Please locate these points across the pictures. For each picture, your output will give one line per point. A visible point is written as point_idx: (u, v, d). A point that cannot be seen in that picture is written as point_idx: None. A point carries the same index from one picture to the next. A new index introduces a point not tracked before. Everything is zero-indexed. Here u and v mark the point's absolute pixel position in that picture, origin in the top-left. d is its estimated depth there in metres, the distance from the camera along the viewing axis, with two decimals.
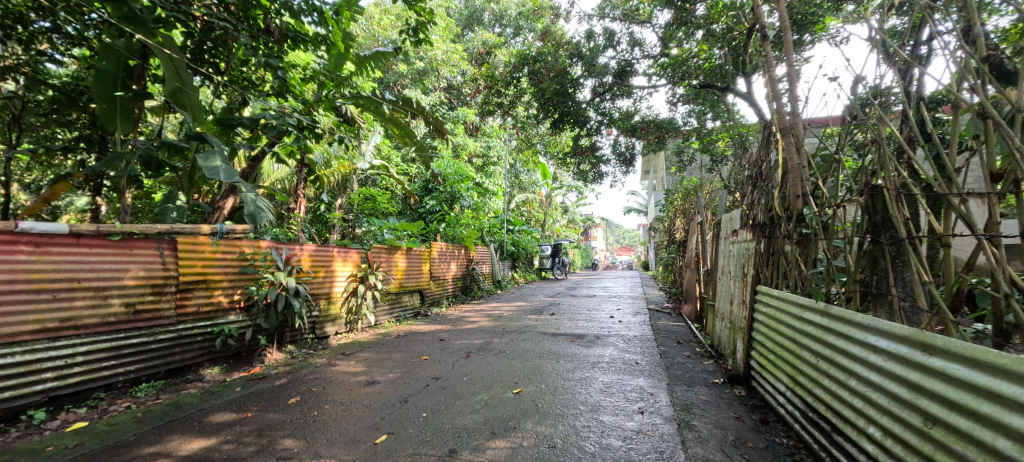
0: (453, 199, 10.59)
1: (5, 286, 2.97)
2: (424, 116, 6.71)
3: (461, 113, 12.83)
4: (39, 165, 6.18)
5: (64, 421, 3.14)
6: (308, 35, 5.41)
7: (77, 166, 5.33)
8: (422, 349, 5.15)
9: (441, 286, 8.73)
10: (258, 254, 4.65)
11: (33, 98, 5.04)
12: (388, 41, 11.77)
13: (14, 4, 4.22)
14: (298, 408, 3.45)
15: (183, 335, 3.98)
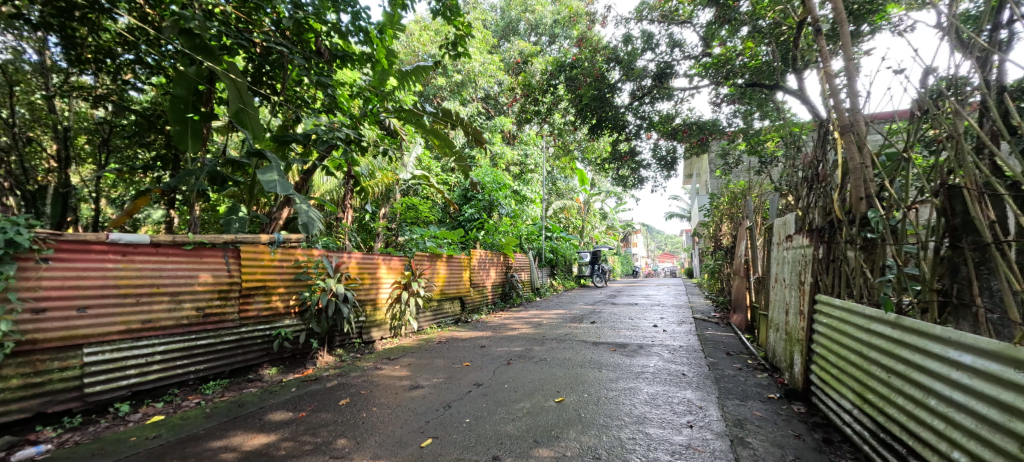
0: (492, 206, 10.65)
1: (97, 291, 3.19)
2: (464, 126, 6.79)
3: (499, 122, 12.96)
4: (122, 182, 6.81)
5: (144, 414, 3.34)
6: (355, 54, 5.66)
7: (154, 182, 5.80)
8: (464, 355, 5.15)
9: (481, 293, 8.76)
10: (311, 262, 4.79)
11: (120, 124, 5.78)
12: (427, 55, 12.07)
13: (105, 43, 4.93)
14: (348, 409, 3.51)
15: (245, 338, 4.16)
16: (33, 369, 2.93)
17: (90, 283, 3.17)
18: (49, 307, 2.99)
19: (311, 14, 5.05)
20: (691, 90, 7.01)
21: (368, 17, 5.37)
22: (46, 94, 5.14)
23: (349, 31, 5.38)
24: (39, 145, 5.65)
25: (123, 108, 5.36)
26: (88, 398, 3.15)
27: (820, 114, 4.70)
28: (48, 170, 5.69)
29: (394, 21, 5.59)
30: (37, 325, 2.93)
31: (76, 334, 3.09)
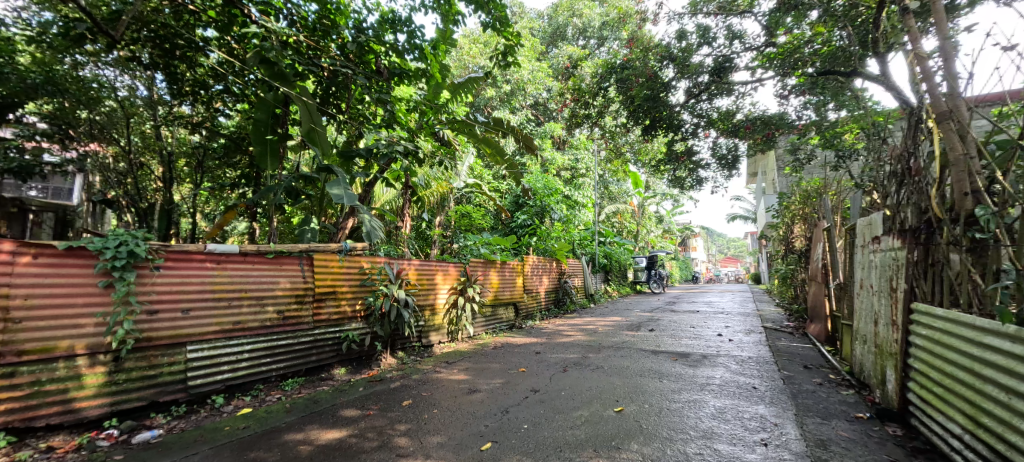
0: (544, 212, 10.60)
1: (197, 296, 3.48)
2: (515, 134, 6.84)
3: (548, 128, 12.91)
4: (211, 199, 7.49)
5: (236, 406, 3.59)
6: (411, 71, 5.86)
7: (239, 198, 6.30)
8: (519, 361, 5.09)
9: (534, 299, 8.71)
10: (374, 268, 4.94)
11: (212, 148, 6.58)
12: (477, 66, 12.27)
13: (199, 74, 5.69)
14: (411, 409, 3.56)
15: (318, 340, 4.37)
16: (148, 363, 3.23)
17: (192, 289, 3.46)
18: (159, 309, 3.28)
19: (372, 36, 5.41)
20: (753, 83, 6.64)
21: (422, 35, 5.66)
22: (154, 124, 6.20)
23: (405, 50, 5.65)
24: (148, 169, 6.99)
25: (214, 132, 6.21)
26: (191, 390, 3.43)
27: (908, 102, 4.27)
28: (157, 190, 6.84)
29: (446, 36, 5.76)
30: (151, 325, 3.23)
31: (180, 333, 3.37)
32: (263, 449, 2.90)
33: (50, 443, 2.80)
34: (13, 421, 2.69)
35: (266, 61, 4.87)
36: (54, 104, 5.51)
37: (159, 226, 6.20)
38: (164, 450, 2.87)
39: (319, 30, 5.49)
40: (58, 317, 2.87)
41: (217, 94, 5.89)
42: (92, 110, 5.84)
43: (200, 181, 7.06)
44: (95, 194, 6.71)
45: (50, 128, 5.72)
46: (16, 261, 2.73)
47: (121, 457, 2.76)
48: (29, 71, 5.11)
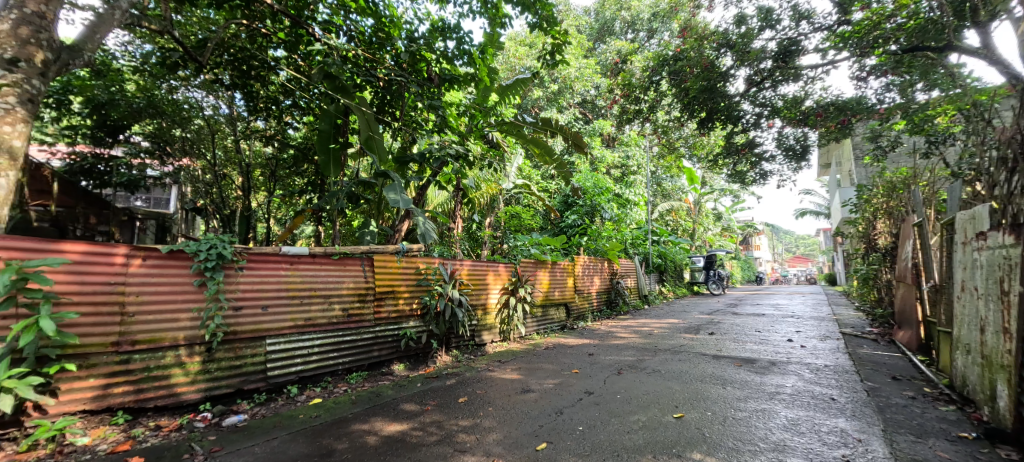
0: (594, 211, 10.39)
1: (273, 294, 3.70)
2: (564, 133, 6.74)
3: (597, 126, 12.69)
4: (281, 205, 7.99)
5: (308, 396, 3.76)
6: (461, 76, 5.97)
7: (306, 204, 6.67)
8: (571, 362, 4.99)
9: (586, 300, 8.54)
10: (429, 269, 5.03)
11: (282, 159, 7.17)
12: (524, 67, 12.23)
13: (272, 92, 6.24)
14: (467, 406, 3.57)
15: (380, 336, 4.50)
16: (234, 354, 3.46)
17: (269, 287, 3.68)
18: (242, 304, 3.52)
19: (423, 45, 5.59)
20: (824, 66, 6.16)
21: (471, 41, 5.78)
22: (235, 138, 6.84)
23: (455, 56, 5.82)
24: (231, 180, 7.79)
25: (286, 145, 6.83)
26: (270, 380, 3.64)
27: (1016, 76, 3.78)
28: (237, 198, 7.88)
29: (494, 40, 5.79)
30: (236, 319, 3.47)
31: (260, 328, 3.60)
32: (332, 438, 3.00)
33: (156, 423, 3.06)
34: (128, 401, 2.98)
35: (329, 76, 5.19)
36: (154, 124, 6.65)
37: (239, 230, 6.96)
38: (248, 434, 3.04)
39: (375, 43, 5.76)
40: (162, 311, 3.16)
41: (287, 108, 6.44)
42: (183, 128, 6.82)
43: (274, 189, 7.65)
44: (188, 205, 7.97)
45: (152, 146, 6.92)
46: (128, 263, 3.04)
47: (214, 438, 2.96)
48: (135, 97, 6.24)
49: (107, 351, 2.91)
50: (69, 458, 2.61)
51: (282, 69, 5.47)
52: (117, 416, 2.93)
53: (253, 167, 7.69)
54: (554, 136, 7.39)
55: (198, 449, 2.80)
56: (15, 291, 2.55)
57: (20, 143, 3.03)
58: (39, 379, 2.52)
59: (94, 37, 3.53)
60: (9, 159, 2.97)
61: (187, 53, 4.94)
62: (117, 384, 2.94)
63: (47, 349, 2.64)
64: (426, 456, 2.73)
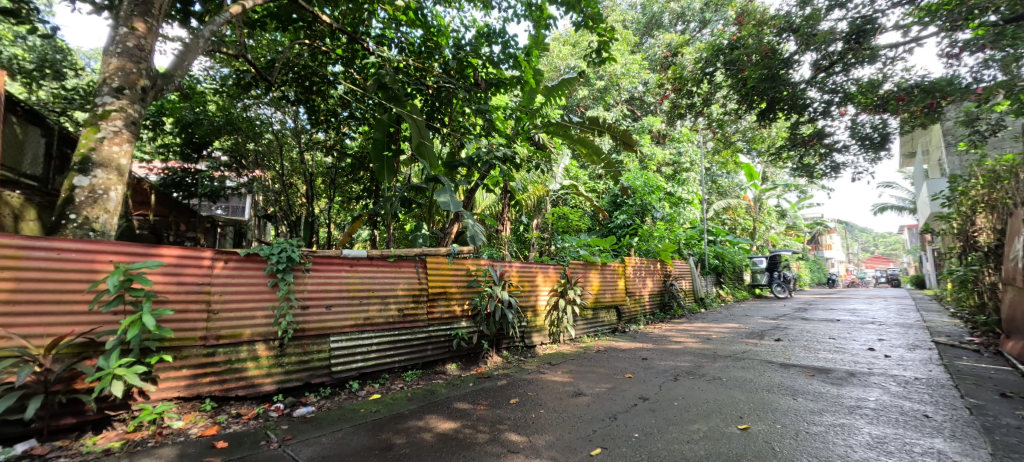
0: (645, 211, 10.18)
1: (336, 294, 3.93)
2: (612, 131, 6.68)
3: (646, 122, 12.42)
4: (340, 209, 8.40)
5: (368, 391, 3.96)
6: (508, 79, 6.11)
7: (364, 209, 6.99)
8: (625, 366, 4.94)
9: (638, 303, 8.37)
10: (479, 271, 5.15)
11: (341, 166, 7.56)
12: (570, 66, 12.17)
13: (331, 105, 6.65)
14: (519, 408, 3.62)
15: (433, 336, 4.66)
16: (302, 350, 3.72)
17: (332, 288, 3.92)
18: (309, 304, 3.77)
19: (470, 51, 5.79)
20: (907, 44, 5.71)
21: (516, 44, 5.93)
22: (300, 150, 7.32)
23: (501, 60, 5.99)
24: (297, 188, 8.46)
25: (343, 153, 7.23)
26: (334, 375, 3.87)
27: None
28: (303, 205, 8.48)
29: (539, 41, 5.85)
30: (304, 317, 3.73)
31: (325, 326, 3.84)
32: (392, 432, 3.16)
33: (237, 410, 3.35)
34: (215, 390, 3.28)
35: (383, 86, 5.50)
36: (230, 140, 7.31)
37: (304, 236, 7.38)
38: (315, 425, 3.26)
39: (424, 52, 6.11)
40: (241, 309, 3.45)
41: (344, 119, 6.81)
42: (256, 142, 7.39)
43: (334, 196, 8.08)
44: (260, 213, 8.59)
45: (230, 159, 7.68)
46: (214, 265, 3.36)
47: (286, 427, 3.20)
48: (215, 116, 6.92)
49: (197, 344, 3.22)
50: (167, 439, 2.92)
51: (340, 82, 5.78)
52: (206, 403, 3.23)
53: (315, 174, 8.18)
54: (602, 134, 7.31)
55: (273, 437, 3.03)
56: (122, 291, 2.83)
57: (124, 162, 3.39)
58: (143, 368, 2.80)
59: (182, 64, 3.94)
60: (117, 174, 3.33)
61: (258, 74, 5.43)
62: (205, 375, 3.24)
63: (148, 342, 2.93)
64: (479, 454, 2.81)
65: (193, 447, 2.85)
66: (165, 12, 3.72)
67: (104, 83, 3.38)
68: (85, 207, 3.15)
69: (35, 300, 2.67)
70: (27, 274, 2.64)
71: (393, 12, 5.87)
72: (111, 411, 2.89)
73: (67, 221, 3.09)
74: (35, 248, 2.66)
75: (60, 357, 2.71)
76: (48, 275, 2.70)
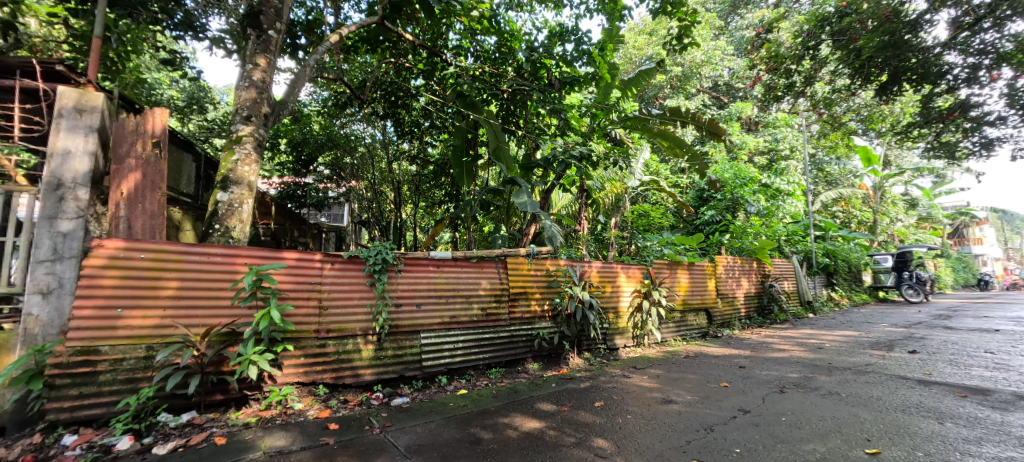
0: (736, 205, 9.42)
1: (424, 293, 4.28)
2: (696, 122, 6.38)
3: (736, 109, 11.74)
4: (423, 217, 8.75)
5: (456, 386, 4.23)
6: (582, 77, 6.15)
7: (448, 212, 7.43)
8: (720, 374, 4.77)
9: (731, 306, 7.90)
10: (559, 271, 5.24)
11: (427, 175, 8.02)
12: (647, 56, 11.85)
13: (415, 116, 7.14)
14: (604, 411, 3.69)
15: (514, 335, 4.85)
16: (397, 345, 4.08)
17: (421, 288, 4.27)
18: (402, 302, 4.14)
19: (543, 52, 5.97)
20: None
21: (589, 40, 5.98)
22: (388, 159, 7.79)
23: (574, 57, 6.10)
24: (386, 196, 9.17)
25: (426, 161, 7.68)
26: (425, 369, 4.18)
27: None
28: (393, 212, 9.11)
29: (613, 34, 5.80)
30: (398, 314, 4.10)
31: (415, 323, 4.18)
32: (479, 427, 3.38)
33: (345, 397, 3.76)
34: (327, 378, 3.72)
35: (461, 94, 5.86)
36: (331, 155, 8.19)
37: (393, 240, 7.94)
38: (411, 414, 3.58)
39: (498, 58, 6.43)
40: (345, 306, 3.88)
41: (426, 129, 7.28)
42: (352, 155, 8.28)
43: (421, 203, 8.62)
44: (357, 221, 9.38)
45: (332, 172, 8.54)
46: (323, 267, 3.83)
47: (386, 415, 3.54)
48: (319, 134, 7.80)
49: (311, 336, 3.67)
50: (291, 418, 3.37)
51: (423, 94, 6.22)
52: (320, 389, 3.68)
53: (402, 182, 8.76)
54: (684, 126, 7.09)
55: (375, 423, 3.38)
56: (255, 289, 3.32)
57: (252, 178, 3.95)
58: (271, 356, 3.26)
59: (294, 91, 4.51)
60: (248, 190, 3.92)
61: (352, 92, 6.02)
62: (318, 364, 3.69)
63: (274, 333, 3.41)
64: (565, 456, 2.93)
65: (310, 427, 3.27)
66: (280, 47, 4.30)
67: (237, 113, 3.99)
68: (226, 218, 3.75)
69: (195, 298, 3.22)
70: (187, 274, 3.21)
71: (469, 23, 6.21)
72: (248, 391, 3.41)
73: (214, 230, 3.69)
74: (191, 254, 3.24)
75: (211, 344, 3.24)
76: (201, 275, 3.25)
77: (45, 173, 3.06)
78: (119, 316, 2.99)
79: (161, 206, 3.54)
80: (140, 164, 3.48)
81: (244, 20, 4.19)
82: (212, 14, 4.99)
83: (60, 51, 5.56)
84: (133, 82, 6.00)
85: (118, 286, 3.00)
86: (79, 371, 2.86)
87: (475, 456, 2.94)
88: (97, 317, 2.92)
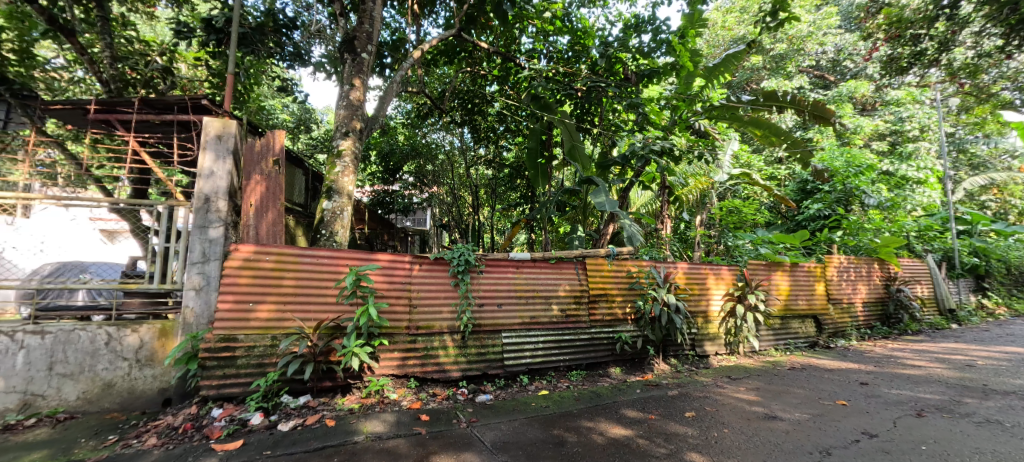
0: (851, 197, 8.37)
1: (505, 294, 4.48)
2: (797, 105, 6.07)
3: (847, 88, 10.62)
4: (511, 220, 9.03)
5: (537, 386, 4.34)
6: (661, 68, 5.91)
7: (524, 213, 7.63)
8: (836, 391, 4.40)
9: (847, 314, 6.99)
10: (642, 272, 5.16)
11: (508, 180, 8.23)
12: (737, 38, 11.11)
13: (490, 121, 7.41)
14: (697, 423, 3.61)
15: (596, 337, 4.87)
16: (480, 343, 4.30)
17: (502, 289, 4.48)
18: (484, 302, 4.37)
19: (618, 46, 5.92)
20: None
21: (668, 28, 5.84)
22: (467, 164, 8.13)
23: (652, 48, 5.97)
24: (464, 200, 9.56)
25: (502, 164, 7.90)
26: (507, 368, 4.35)
27: None
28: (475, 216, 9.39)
29: (694, 19, 5.48)
30: (480, 314, 4.33)
31: (496, 323, 4.38)
32: (563, 429, 3.48)
33: (433, 390, 4.02)
34: (417, 372, 4.01)
35: (536, 97, 5.99)
36: (416, 163, 8.72)
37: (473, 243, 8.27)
38: (495, 411, 3.77)
39: (571, 57, 6.52)
40: (433, 304, 4.17)
41: (500, 133, 7.54)
42: (433, 162, 8.75)
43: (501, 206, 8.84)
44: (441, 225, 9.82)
45: (417, 179, 9.10)
46: (413, 267, 4.17)
47: (472, 410, 3.75)
48: (404, 144, 8.32)
49: (403, 332, 4.01)
50: (388, 407, 3.70)
51: (499, 99, 6.44)
52: (411, 381, 3.99)
53: (479, 186, 9.14)
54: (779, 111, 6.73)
55: (462, 417, 3.60)
56: (356, 288, 3.71)
57: (350, 189, 4.39)
58: (370, 349, 3.60)
59: (383, 107, 4.94)
60: (348, 198, 4.36)
61: (432, 100, 6.43)
62: (410, 358, 4.00)
63: (371, 328, 3.78)
64: None
65: (405, 416, 3.57)
66: (372, 67, 4.72)
67: (338, 130, 4.47)
68: (331, 225, 4.21)
69: (308, 295, 3.67)
70: (301, 275, 3.66)
71: (542, 25, 6.37)
72: (352, 379, 3.80)
73: (321, 235, 4.17)
74: (305, 257, 3.70)
75: (321, 335, 3.66)
76: (313, 275, 3.70)
77: (195, 190, 3.66)
78: (250, 309, 3.50)
79: (280, 215, 4.08)
80: (263, 179, 4.04)
81: (342, 46, 4.69)
82: (314, 44, 5.59)
83: (202, 88, 6.53)
84: (255, 110, 6.87)
85: (250, 284, 3.52)
86: (222, 354, 3.39)
87: (559, 457, 3.05)
88: (234, 309, 3.45)
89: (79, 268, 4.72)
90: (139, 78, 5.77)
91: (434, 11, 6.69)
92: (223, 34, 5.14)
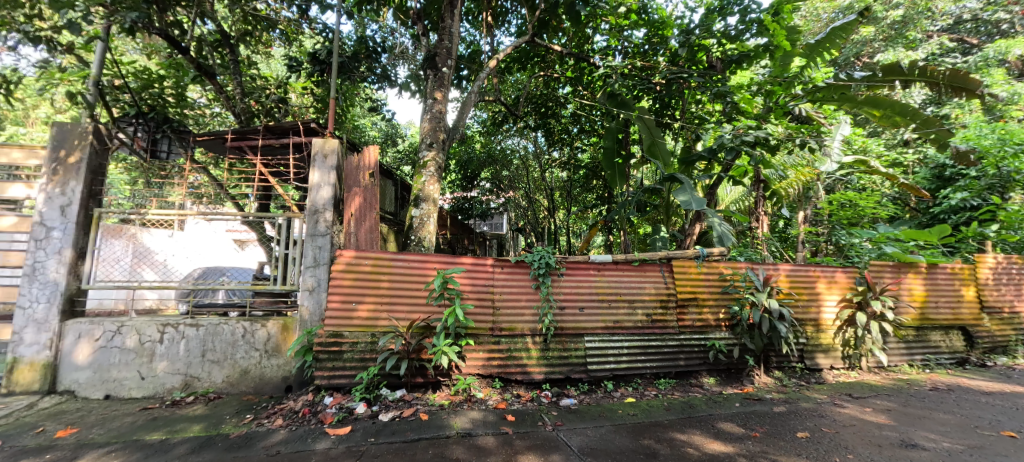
0: (1009, 183, 6.84)
1: (587, 298, 4.51)
2: (930, 77, 5.58)
3: (994, 50, 9.03)
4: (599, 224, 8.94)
5: (622, 393, 4.30)
6: (752, 51, 5.55)
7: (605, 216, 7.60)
8: (995, 418, 3.84)
9: (1008, 326, 6.05)
10: (736, 275, 4.87)
11: (591, 184, 8.20)
12: (841, 8, 10.02)
13: (564, 124, 7.50)
14: (812, 445, 3.37)
15: (685, 344, 4.72)
16: (563, 347, 4.37)
17: (584, 293, 4.52)
18: (566, 305, 4.44)
19: (701, 33, 5.67)
20: None
21: (757, 7, 5.51)
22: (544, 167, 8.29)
23: (740, 30, 5.64)
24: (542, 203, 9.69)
25: (577, 166, 7.93)
26: (590, 372, 4.37)
27: None
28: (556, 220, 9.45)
29: None
30: (563, 317, 4.41)
31: (579, 327, 4.44)
32: (653, 439, 3.44)
33: (518, 391, 4.15)
34: (501, 373, 4.17)
35: (612, 95, 5.95)
36: (491, 169, 9.08)
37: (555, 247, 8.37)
38: (580, 416, 3.81)
39: (649, 49, 6.39)
40: (515, 306, 4.32)
41: (576, 134, 7.58)
42: (506, 166, 9.11)
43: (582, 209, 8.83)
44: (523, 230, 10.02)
45: (493, 183, 9.50)
46: (495, 270, 4.35)
47: (557, 414, 3.83)
48: (479, 151, 8.72)
49: (487, 332, 4.20)
50: (475, 405, 3.89)
51: (577, 100, 6.46)
52: (496, 381, 4.16)
53: (555, 189, 9.25)
54: (905, 85, 5.99)
55: (548, 420, 3.69)
56: (444, 290, 3.96)
57: (434, 196, 4.68)
58: (458, 347, 3.82)
59: (463, 117, 5.22)
60: (434, 205, 4.65)
61: (508, 108, 6.66)
62: (494, 359, 4.18)
63: (458, 327, 4.01)
64: None
65: (492, 415, 3.74)
66: (452, 80, 5.02)
67: (424, 142, 4.79)
68: (419, 230, 4.53)
69: (400, 296, 3.98)
70: (395, 278, 3.99)
71: (616, 21, 6.31)
72: (441, 377, 4.04)
73: (411, 240, 4.50)
74: (398, 260, 4.03)
75: (413, 333, 3.95)
76: (405, 278, 4.01)
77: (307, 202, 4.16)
78: (353, 308, 3.88)
79: (377, 224, 4.46)
80: (362, 191, 4.45)
81: (425, 63, 5.05)
82: (400, 64, 6.06)
83: (308, 114, 7.32)
84: (351, 129, 7.55)
85: (351, 285, 3.90)
86: (331, 348, 3.80)
87: None
88: (339, 308, 3.85)
89: (219, 272, 5.47)
90: (262, 109, 6.61)
91: (507, 20, 6.88)
92: (326, 64, 5.78)
